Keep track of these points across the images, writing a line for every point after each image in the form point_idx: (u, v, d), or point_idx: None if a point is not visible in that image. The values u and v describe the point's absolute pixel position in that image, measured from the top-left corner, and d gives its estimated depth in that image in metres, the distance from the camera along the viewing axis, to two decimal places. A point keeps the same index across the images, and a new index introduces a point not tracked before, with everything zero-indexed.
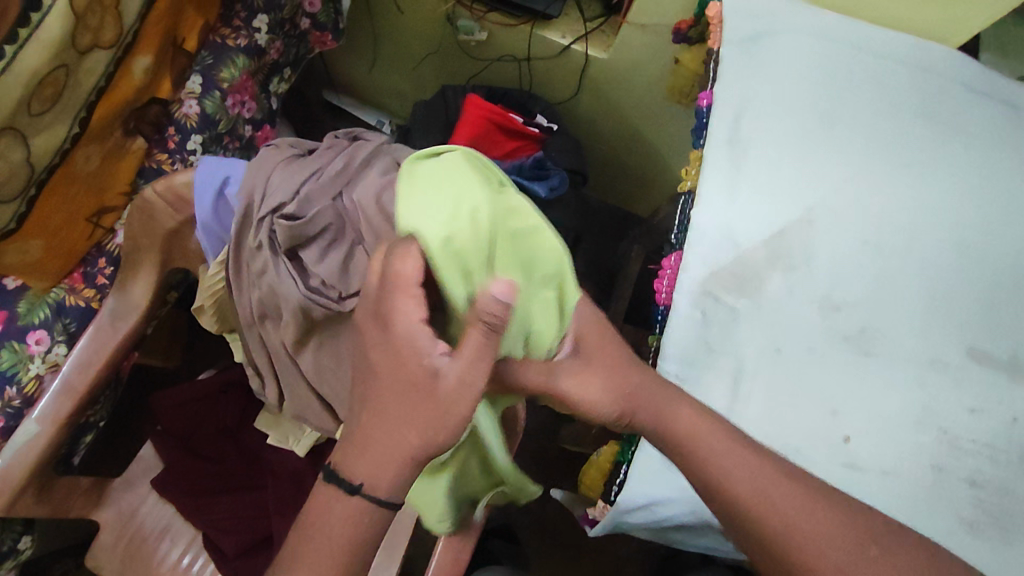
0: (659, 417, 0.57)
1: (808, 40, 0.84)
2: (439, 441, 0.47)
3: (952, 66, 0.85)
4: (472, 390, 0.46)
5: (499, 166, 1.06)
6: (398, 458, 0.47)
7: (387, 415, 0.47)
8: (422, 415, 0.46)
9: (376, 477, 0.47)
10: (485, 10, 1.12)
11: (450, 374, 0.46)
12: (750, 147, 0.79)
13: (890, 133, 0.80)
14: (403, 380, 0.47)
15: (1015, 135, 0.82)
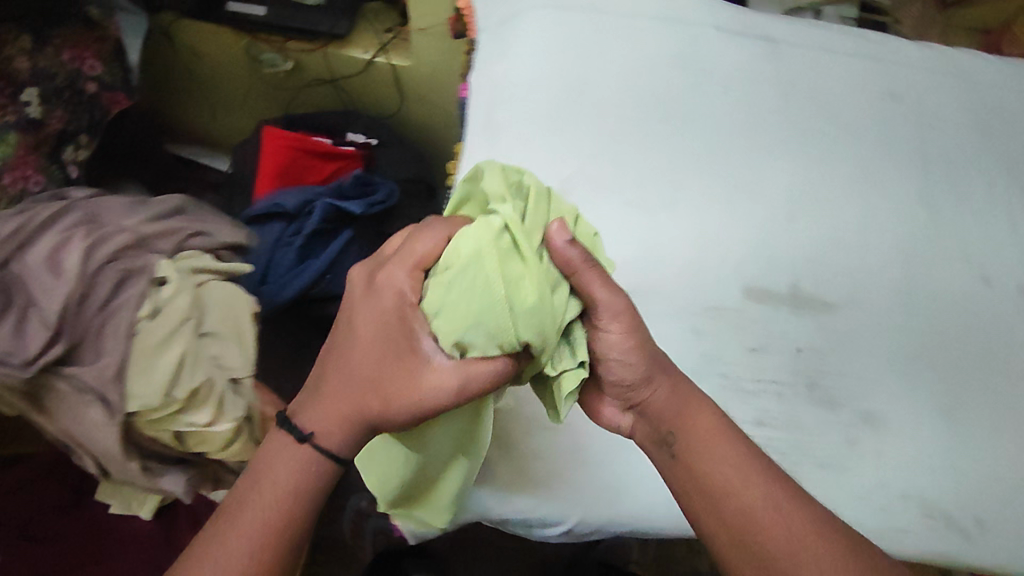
0: (683, 412, 0.56)
1: (551, 10, 0.81)
2: (395, 414, 0.49)
3: (703, 10, 0.84)
4: (446, 389, 0.48)
5: (314, 191, 1.06)
6: (379, 397, 0.50)
7: (350, 374, 0.51)
8: (371, 366, 0.50)
9: (338, 426, 0.50)
10: (283, 40, 1.10)
11: (446, 368, 0.49)
12: (503, 130, 0.77)
13: (643, 89, 0.79)
14: (385, 345, 0.50)
15: (772, 70, 0.82)
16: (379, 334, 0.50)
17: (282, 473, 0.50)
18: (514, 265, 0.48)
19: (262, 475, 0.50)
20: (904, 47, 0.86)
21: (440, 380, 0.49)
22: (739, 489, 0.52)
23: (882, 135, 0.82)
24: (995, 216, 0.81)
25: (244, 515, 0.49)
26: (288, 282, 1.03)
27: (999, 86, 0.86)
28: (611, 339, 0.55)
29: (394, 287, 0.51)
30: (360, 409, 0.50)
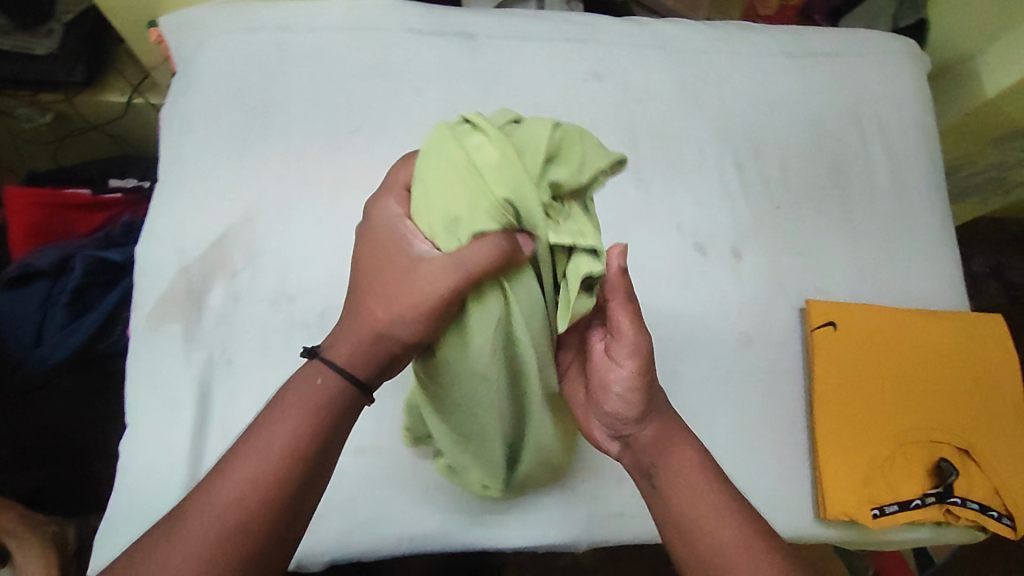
0: (668, 451, 0.54)
1: (233, 36, 0.80)
2: (336, 385, 0.48)
3: (392, 16, 0.83)
4: (427, 288, 0.46)
5: (73, 243, 1.01)
6: (377, 326, 0.49)
7: (362, 306, 0.50)
8: (381, 280, 0.49)
9: (353, 355, 0.49)
10: (30, 94, 1.02)
11: (430, 264, 0.47)
12: (187, 163, 0.75)
13: (332, 106, 0.79)
14: (380, 261, 0.50)
15: (466, 68, 0.82)
16: (387, 253, 0.49)
17: (238, 480, 0.45)
18: (471, 138, 0.46)
19: (260, 435, 0.46)
20: (606, 25, 0.86)
21: (432, 276, 0.46)
22: (699, 515, 0.51)
23: (586, 118, 0.82)
24: (706, 182, 0.82)
25: (248, 460, 0.45)
26: (61, 342, 0.94)
27: (704, 51, 0.87)
28: (616, 367, 0.53)
29: (388, 219, 0.50)
30: (367, 347, 0.49)
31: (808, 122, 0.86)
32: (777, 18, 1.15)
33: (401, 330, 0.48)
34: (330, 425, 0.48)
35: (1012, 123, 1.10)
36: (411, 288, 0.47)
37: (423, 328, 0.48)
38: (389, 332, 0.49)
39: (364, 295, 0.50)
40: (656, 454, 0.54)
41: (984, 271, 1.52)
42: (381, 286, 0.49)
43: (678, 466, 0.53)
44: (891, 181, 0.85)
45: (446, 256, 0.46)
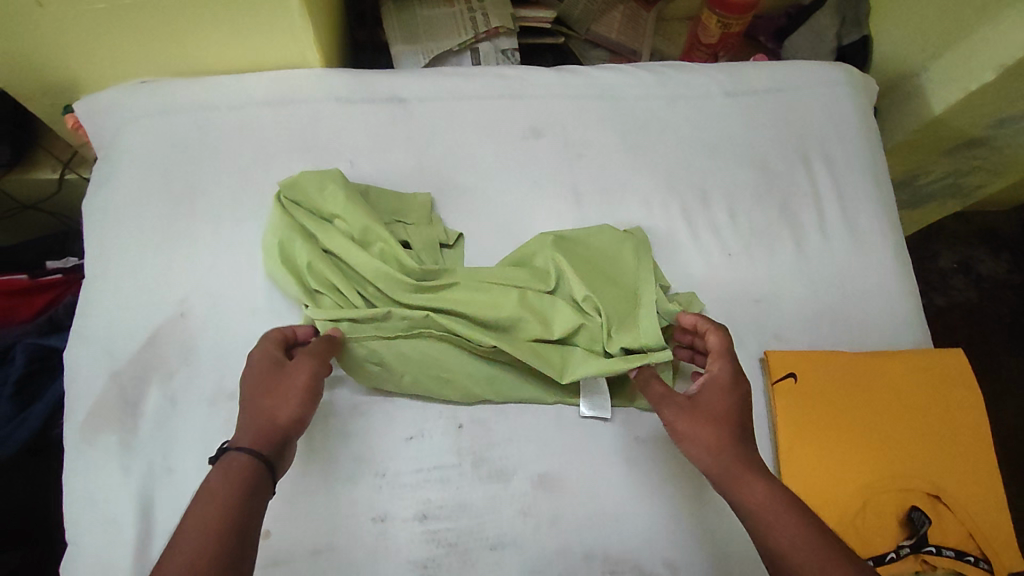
0: (741, 481, 0.53)
1: (153, 118, 0.77)
2: (258, 446, 0.51)
3: (320, 84, 0.79)
4: (286, 400, 0.54)
5: (17, 329, 0.94)
6: (264, 415, 0.53)
7: (253, 404, 0.54)
8: (257, 382, 0.56)
9: (252, 424, 0.53)
10: None
11: (289, 376, 0.56)
12: (113, 257, 0.72)
13: (263, 185, 0.76)
14: (257, 375, 0.56)
15: (401, 134, 0.80)
16: (265, 367, 0.57)
17: (206, 516, 0.46)
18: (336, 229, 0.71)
19: (196, 507, 0.46)
20: (540, 78, 0.85)
21: (292, 383, 0.56)
22: (783, 533, 0.49)
23: (529, 175, 0.80)
24: (653, 233, 0.80)
25: (194, 528, 0.45)
26: (7, 436, 0.85)
27: (645, 98, 0.86)
28: (676, 419, 0.57)
29: (264, 357, 0.58)
30: (267, 427, 0.53)
31: (754, 163, 0.85)
32: (721, 46, 1.11)
33: (284, 414, 0.54)
34: (255, 488, 0.49)
35: (962, 134, 1.07)
36: (290, 384, 0.56)
37: (302, 405, 0.55)
38: (278, 416, 0.54)
39: (247, 398, 0.55)
40: (732, 492, 0.53)
41: (951, 268, 1.44)
42: (262, 387, 0.55)
43: (754, 502, 0.52)
44: (842, 216, 0.84)
45: (314, 359, 0.58)
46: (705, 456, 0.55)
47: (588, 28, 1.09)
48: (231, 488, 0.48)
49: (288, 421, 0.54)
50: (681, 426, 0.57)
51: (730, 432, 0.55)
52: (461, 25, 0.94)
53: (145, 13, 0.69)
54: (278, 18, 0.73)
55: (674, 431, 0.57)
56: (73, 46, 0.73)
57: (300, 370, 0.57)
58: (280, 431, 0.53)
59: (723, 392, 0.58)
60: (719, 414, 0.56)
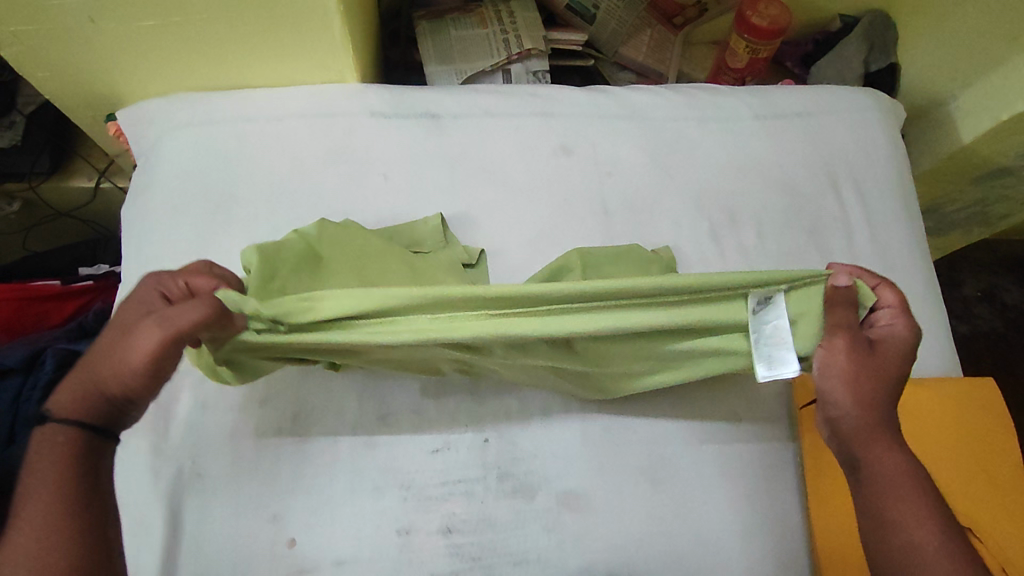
0: (880, 441, 0.56)
1: (193, 129, 0.78)
2: (76, 409, 0.52)
3: (357, 100, 0.81)
4: (123, 362, 0.52)
5: (49, 332, 0.94)
6: (88, 378, 0.53)
7: (84, 367, 0.53)
8: (119, 326, 0.55)
9: (77, 390, 0.53)
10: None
11: (140, 330, 0.53)
12: (150, 262, 0.73)
13: (297, 195, 0.77)
14: (121, 321, 0.56)
15: (433, 148, 0.81)
16: (116, 324, 0.55)
17: (43, 498, 0.48)
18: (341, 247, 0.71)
19: (28, 489, 0.49)
20: (572, 98, 0.86)
21: (139, 338, 0.53)
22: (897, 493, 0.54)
23: (558, 192, 0.81)
24: (682, 254, 0.80)
25: (31, 513, 0.48)
26: (35, 439, 0.84)
27: (675, 119, 0.87)
28: (832, 358, 0.58)
29: (134, 303, 0.57)
30: (102, 384, 0.52)
31: (784, 186, 0.86)
32: (749, 71, 1.12)
33: (113, 384, 0.52)
34: (67, 475, 0.49)
35: (992, 164, 1.05)
36: (133, 343, 0.53)
37: (138, 376, 0.53)
38: (109, 384, 0.52)
39: (85, 356, 0.54)
40: (859, 447, 0.57)
41: (976, 296, 1.43)
42: (109, 347, 0.54)
43: (884, 462, 0.55)
44: (871, 241, 0.84)
45: (183, 314, 0.53)
46: (852, 402, 0.57)
47: (616, 50, 1.11)
48: (62, 456, 0.50)
49: (110, 394, 0.52)
50: (836, 367, 0.58)
51: (882, 392, 0.58)
52: (493, 46, 0.96)
53: (190, 30, 0.71)
54: (318, 38, 0.75)
55: (822, 367, 0.59)
56: (120, 60, 0.75)
57: (143, 337, 0.52)
58: (111, 400, 0.53)
59: (901, 354, 0.59)
60: (883, 373, 0.58)
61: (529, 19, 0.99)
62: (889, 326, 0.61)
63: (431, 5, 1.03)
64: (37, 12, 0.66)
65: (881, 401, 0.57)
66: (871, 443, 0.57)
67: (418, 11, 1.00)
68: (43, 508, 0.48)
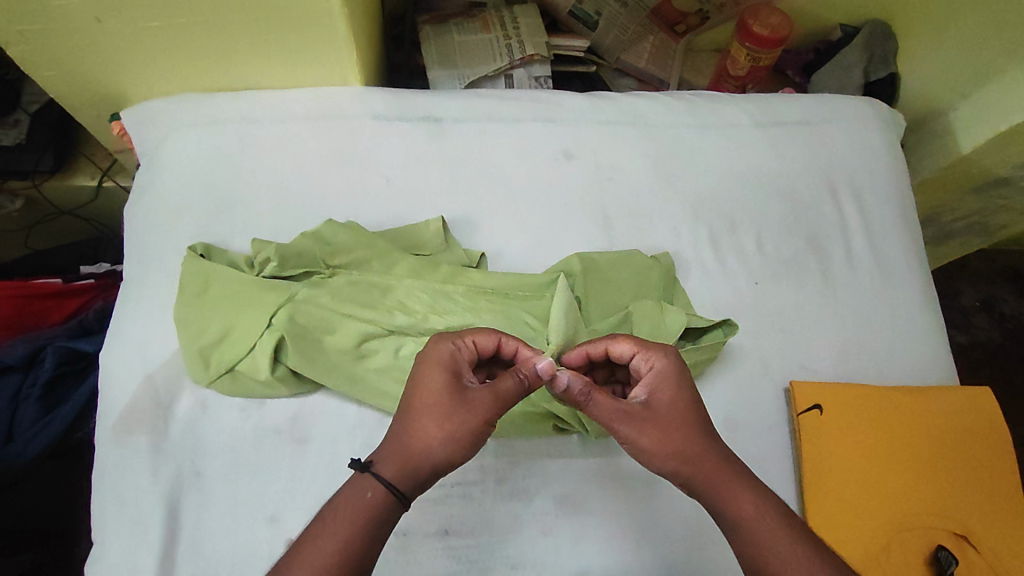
0: (724, 490, 0.51)
1: (196, 130, 0.79)
2: (402, 488, 0.50)
3: (360, 103, 0.82)
4: (468, 424, 0.51)
5: (49, 331, 0.94)
6: (416, 454, 0.51)
7: (410, 428, 0.52)
8: (429, 396, 0.52)
9: (396, 465, 0.51)
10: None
11: (475, 388, 0.53)
12: (152, 262, 0.74)
13: (300, 197, 0.77)
14: (435, 385, 0.53)
15: (435, 152, 0.81)
16: (441, 375, 0.53)
17: (323, 553, 0.46)
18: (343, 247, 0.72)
19: (309, 543, 0.47)
20: (573, 103, 0.86)
21: (477, 403, 0.52)
22: (769, 537, 0.49)
23: (558, 197, 0.81)
24: (682, 260, 0.80)
25: (302, 567, 0.46)
26: (34, 438, 0.84)
27: (676, 127, 0.88)
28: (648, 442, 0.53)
29: (451, 357, 0.55)
30: (421, 465, 0.51)
31: (783, 194, 0.86)
32: (749, 79, 1.13)
33: (438, 453, 0.51)
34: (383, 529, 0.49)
35: (990, 176, 1.06)
36: (463, 415, 0.52)
37: (461, 450, 0.52)
38: (432, 452, 0.51)
39: (415, 409, 0.52)
40: (709, 498, 0.51)
41: (973, 306, 1.43)
42: (446, 404, 0.52)
43: (740, 509, 0.50)
44: (870, 250, 0.85)
45: (525, 373, 0.54)
46: (684, 467, 0.52)
47: (618, 57, 1.12)
48: (360, 511, 0.49)
49: (437, 460, 0.51)
50: (658, 444, 0.52)
51: (694, 434, 0.53)
52: (496, 51, 0.97)
53: (195, 30, 0.71)
54: (323, 41, 0.75)
55: (645, 451, 0.53)
56: (124, 59, 0.75)
57: (483, 405, 0.52)
58: (429, 469, 0.51)
59: (675, 387, 0.55)
60: (676, 417, 0.53)
61: (532, 25, 0.99)
62: (653, 368, 0.57)
63: (434, 10, 1.03)
64: (44, 11, 0.66)
65: (699, 442, 0.53)
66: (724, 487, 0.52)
67: (421, 16, 1.00)
68: (326, 562, 0.46)
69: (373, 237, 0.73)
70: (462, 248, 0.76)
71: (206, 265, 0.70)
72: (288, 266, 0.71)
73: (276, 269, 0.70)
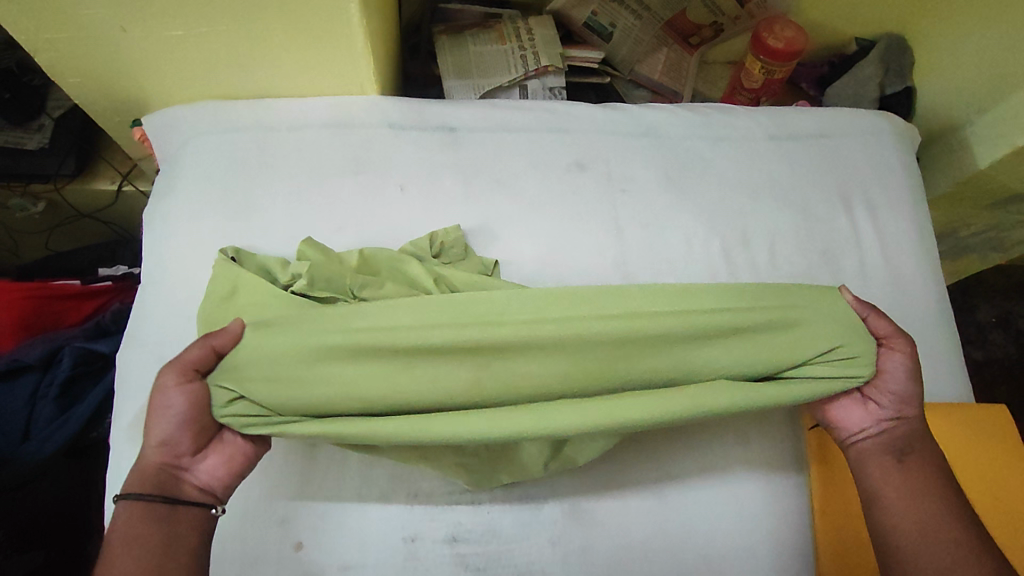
0: (918, 438, 0.63)
1: (213, 137, 0.80)
2: (154, 479, 0.55)
3: (376, 112, 0.84)
4: (169, 403, 0.55)
5: (67, 330, 0.95)
6: (146, 456, 0.56)
7: (143, 442, 0.57)
8: (148, 408, 0.57)
9: (136, 477, 0.56)
10: (22, 187, 1.01)
11: (160, 383, 0.56)
12: (169, 264, 0.75)
13: (315, 201, 0.78)
14: (149, 402, 0.57)
15: (449, 160, 0.82)
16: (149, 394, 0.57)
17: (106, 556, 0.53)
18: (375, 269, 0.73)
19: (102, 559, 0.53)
20: (586, 115, 0.88)
21: (163, 391, 0.55)
22: (938, 496, 0.60)
23: (572, 206, 0.82)
24: (695, 271, 0.80)
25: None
26: (50, 436, 0.86)
27: (689, 139, 0.89)
28: (898, 371, 0.63)
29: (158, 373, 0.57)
30: (155, 460, 0.56)
31: (797, 206, 0.86)
32: (763, 92, 1.13)
33: (154, 448, 0.56)
34: (145, 526, 0.54)
35: (1006, 191, 1.05)
36: (160, 407, 0.55)
37: (170, 433, 0.55)
38: (151, 453, 0.56)
39: (144, 421, 0.57)
40: (903, 442, 0.63)
41: (990, 321, 1.42)
42: (150, 410, 0.56)
43: (923, 456, 0.62)
44: (883, 264, 0.85)
45: (179, 371, 0.56)
46: (909, 410, 0.63)
47: (632, 68, 1.12)
48: (129, 519, 0.54)
49: (161, 455, 0.56)
50: (900, 373, 0.63)
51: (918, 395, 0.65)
52: (511, 62, 0.98)
53: (214, 40, 0.73)
54: (343, 51, 0.77)
55: (885, 378, 0.63)
56: (146, 66, 0.76)
57: (165, 392, 0.55)
58: (159, 466, 0.56)
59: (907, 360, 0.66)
60: (915, 379, 0.64)
61: (547, 37, 1.00)
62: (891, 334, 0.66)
63: (450, 21, 1.05)
64: (70, 20, 0.68)
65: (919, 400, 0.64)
66: (917, 439, 0.63)
67: (437, 27, 1.02)
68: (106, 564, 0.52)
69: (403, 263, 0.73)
70: (469, 254, 0.77)
71: (234, 271, 0.69)
72: (317, 287, 0.69)
73: (304, 288, 0.68)
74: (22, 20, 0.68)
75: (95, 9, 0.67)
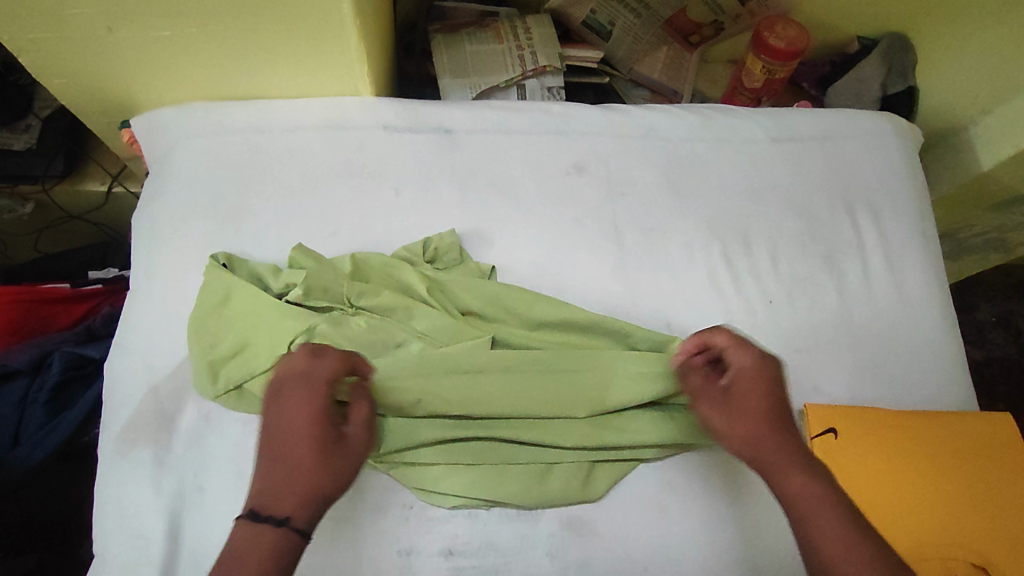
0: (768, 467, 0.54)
1: (204, 139, 0.78)
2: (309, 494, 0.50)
3: (370, 112, 0.82)
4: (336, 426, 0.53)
5: (59, 334, 0.94)
6: (294, 464, 0.50)
7: (272, 452, 0.51)
8: (291, 413, 0.52)
9: (273, 491, 0.49)
10: (9, 188, 0.99)
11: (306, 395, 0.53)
12: (158, 270, 0.73)
13: (306, 205, 0.77)
14: (292, 403, 0.52)
15: (444, 162, 0.81)
16: (301, 394, 0.53)
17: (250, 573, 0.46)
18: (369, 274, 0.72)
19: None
20: (584, 116, 0.86)
21: (300, 408, 0.52)
22: (819, 523, 0.50)
23: (570, 209, 0.80)
24: (696, 276, 0.79)
25: None
26: (40, 441, 0.84)
27: (690, 141, 0.87)
28: (715, 417, 0.58)
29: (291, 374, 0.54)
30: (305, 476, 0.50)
31: (799, 209, 0.85)
32: (764, 92, 1.11)
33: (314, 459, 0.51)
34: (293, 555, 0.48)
35: (1009, 193, 1.04)
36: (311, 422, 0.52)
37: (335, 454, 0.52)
38: (308, 465, 0.50)
39: (289, 424, 0.52)
40: (768, 472, 0.54)
41: (990, 321, 1.41)
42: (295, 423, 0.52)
43: (792, 487, 0.53)
44: (886, 269, 0.83)
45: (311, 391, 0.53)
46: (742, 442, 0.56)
47: (631, 68, 1.11)
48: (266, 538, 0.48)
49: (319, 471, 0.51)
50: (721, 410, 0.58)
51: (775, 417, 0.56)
52: (508, 61, 0.96)
53: (204, 40, 0.71)
54: (336, 52, 0.75)
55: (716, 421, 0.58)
56: (134, 67, 0.74)
57: (306, 410, 0.52)
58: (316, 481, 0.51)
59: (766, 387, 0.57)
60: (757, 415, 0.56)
61: (545, 35, 0.99)
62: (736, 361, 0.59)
63: (446, 18, 1.03)
64: (55, 19, 0.66)
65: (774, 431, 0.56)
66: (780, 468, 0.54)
67: (433, 25, 1.00)
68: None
69: (394, 268, 0.72)
70: (465, 259, 0.75)
71: (226, 276, 0.69)
72: (313, 297, 0.69)
73: (300, 297, 0.68)
74: (6, 20, 0.66)
75: (82, 9, 0.65)
